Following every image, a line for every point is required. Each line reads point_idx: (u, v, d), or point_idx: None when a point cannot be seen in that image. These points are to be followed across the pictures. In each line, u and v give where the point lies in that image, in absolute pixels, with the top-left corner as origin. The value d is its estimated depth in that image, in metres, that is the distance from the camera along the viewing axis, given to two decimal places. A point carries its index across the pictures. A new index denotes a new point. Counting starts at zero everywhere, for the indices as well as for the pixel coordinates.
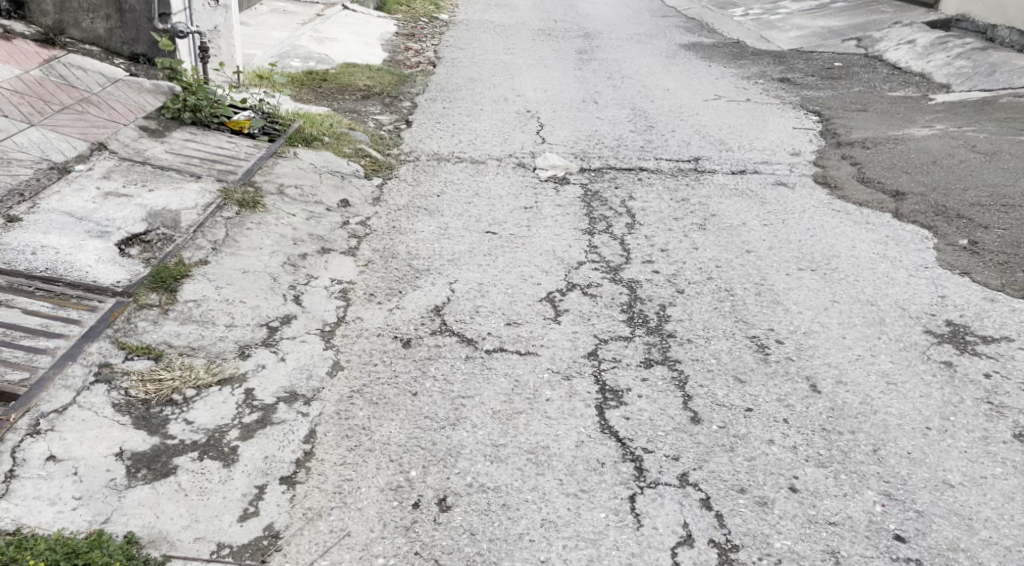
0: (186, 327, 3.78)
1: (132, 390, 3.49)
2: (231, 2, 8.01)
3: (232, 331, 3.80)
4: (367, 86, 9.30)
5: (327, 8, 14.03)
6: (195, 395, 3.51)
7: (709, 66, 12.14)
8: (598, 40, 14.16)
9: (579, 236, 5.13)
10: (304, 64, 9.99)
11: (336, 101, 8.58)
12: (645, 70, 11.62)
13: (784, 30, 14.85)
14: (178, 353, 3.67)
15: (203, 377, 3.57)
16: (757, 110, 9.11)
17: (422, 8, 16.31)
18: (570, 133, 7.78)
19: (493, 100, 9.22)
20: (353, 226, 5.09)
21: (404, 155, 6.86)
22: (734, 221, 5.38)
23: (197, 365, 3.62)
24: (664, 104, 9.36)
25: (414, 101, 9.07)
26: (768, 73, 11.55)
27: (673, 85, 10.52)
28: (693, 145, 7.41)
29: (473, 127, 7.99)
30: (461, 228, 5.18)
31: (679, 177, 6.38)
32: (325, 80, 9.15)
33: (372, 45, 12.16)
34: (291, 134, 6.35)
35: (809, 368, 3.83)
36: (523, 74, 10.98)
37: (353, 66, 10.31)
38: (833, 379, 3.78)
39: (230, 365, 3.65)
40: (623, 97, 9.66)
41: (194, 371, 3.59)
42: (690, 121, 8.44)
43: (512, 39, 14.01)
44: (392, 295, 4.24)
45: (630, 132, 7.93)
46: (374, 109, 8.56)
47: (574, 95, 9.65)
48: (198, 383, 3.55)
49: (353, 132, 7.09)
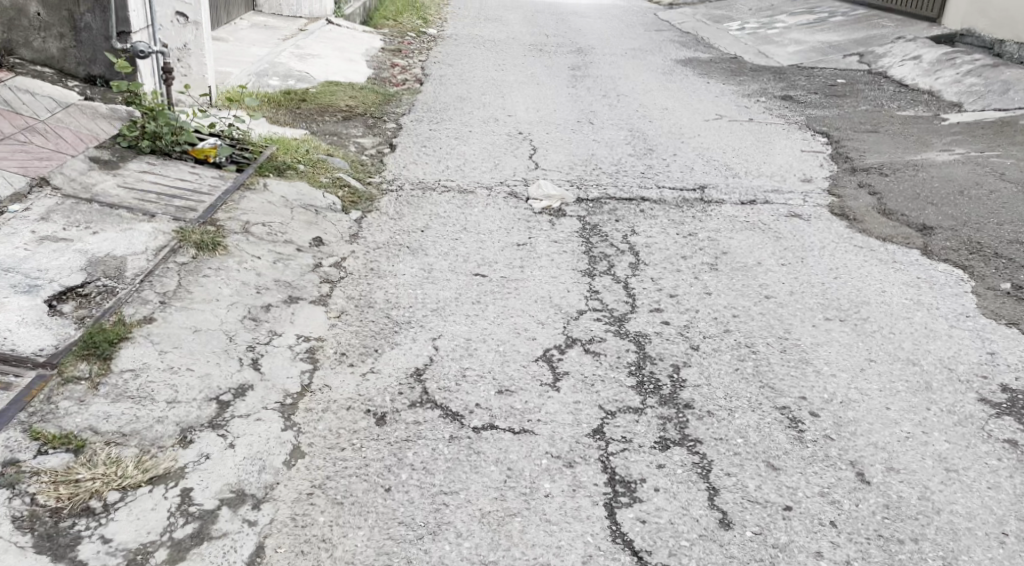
0: (118, 406, 3.26)
1: (42, 496, 2.97)
2: (202, 18, 7.55)
3: (173, 409, 3.29)
4: (349, 107, 8.80)
5: (311, 23, 13.56)
6: (117, 501, 3.00)
7: (708, 82, 11.69)
8: (591, 56, 13.70)
9: (578, 278, 4.63)
10: (284, 82, 9.49)
11: (315, 123, 8.07)
12: (641, 88, 11.17)
13: (783, 44, 14.42)
14: (104, 443, 3.15)
15: (130, 476, 3.06)
16: (762, 131, 8.64)
17: (409, 21, 15.86)
18: (565, 157, 7.29)
19: (483, 120, 8.73)
20: (326, 268, 4.58)
21: (385, 183, 6.35)
22: (747, 259, 4.89)
23: (124, 459, 3.10)
24: (663, 124, 8.89)
25: (398, 122, 8.57)
26: (770, 90, 11.10)
27: (671, 104, 10.06)
28: (696, 171, 6.94)
29: (461, 151, 7.49)
30: (448, 271, 4.67)
31: (683, 208, 5.90)
32: (305, 100, 8.65)
33: (356, 62, 11.68)
34: (262, 163, 5.85)
35: (853, 451, 3.32)
36: (515, 92, 10.50)
37: (335, 84, 9.82)
38: (882, 465, 3.27)
39: (166, 457, 3.14)
40: (620, 117, 9.19)
41: (121, 468, 3.07)
42: (692, 143, 7.97)
43: (502, 54, 13.56)
44: (366, 356, 3.73)
45: (628, 155, 7.45)
46: (356, 131, 8.06)
47: (569, 115, 9.17)
48: (124, 483, 3.04)
49: (331, 158, 6.58)
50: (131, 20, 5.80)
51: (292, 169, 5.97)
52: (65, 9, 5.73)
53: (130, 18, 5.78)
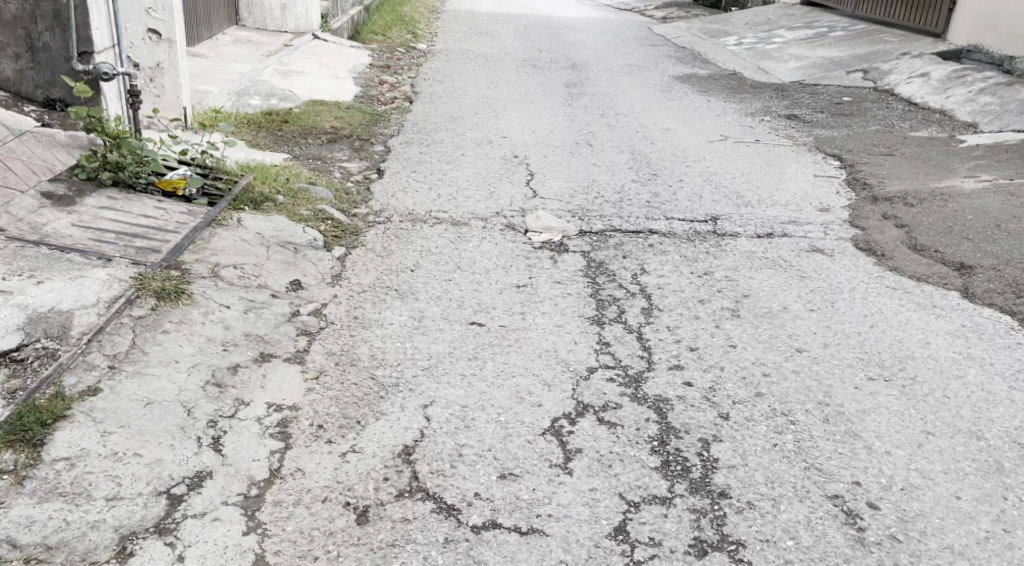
0: (44, 508, 2.83)
1: None
2: (178, 35, 7.14)
3: (112, 510, 2.87)
4: (335, 129, 8.33)
5: (297, 38, 13.13)
6: None
7: (708, 100, 11.27)
8: (586, 72, 13.28)
9: (586, 326, 4.17)
10: (266, 102, 9.04)
11: (298, 147, 7.62)
12: (640, 106, 10.74)
13: (783, 60, 14.02)
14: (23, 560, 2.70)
15: None
16: (770, 153, 8.21)
17: (398, 37, 15.42)
18: (564, 184, 6.84)
19: (476, 142, 8.28)
20: (303, 317, 4.12)
21: (372, 215, 5.89)
22: (771, 302, 4.43)
23: None
24: (665, 146, 8.45)
25: (387, 145, 8.11)
26: (774, 108, 10.68)
27: (673, 123, 9.63)
28: (704, 198, 6.48)
29: (454, 177, 7.03)
30: (441, 320, 4.20)
31: (693, 242, 5.44)
32: (288, 121, 8.18)
33: (343, 79, 11.23)
34: (237, 195, 5.40)
35: (926, 557, 2.87)
36: (509, 111, 10.05)
37: (321, 103, 9.37)
38: None
39: None
40: (620, 138, 8.75)
41: None
42: (697, 167, 7.53)
43: (495, 70, 13.13)
44: (347, 431, 3.29)
45: (631, 181, 7.00)
46: (341, 155, 7.60)
47: (566, 136, 8.72)
48: None
49: (314, 187, 6.12)
50: (94, 39, 5.35)
51: (269, 202, 5.50)
52: (21, 28, 5.34)
53: (92, 38, 5.33)
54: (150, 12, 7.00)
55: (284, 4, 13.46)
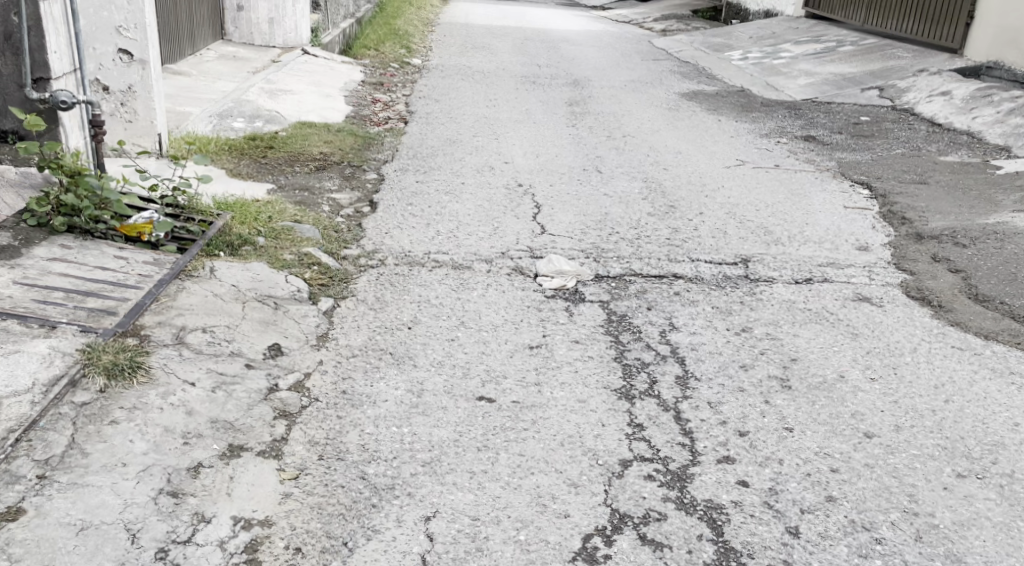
0: None
1: None
2: (150, 55, 6.63)
3: None
4: (324, 155, 7.74)
5: (285, 54, 12.58)
6: None
7: (719, 119, 10.72)
8: (589, 89, 12.73)
9: (612, 401, 3.59)
10: (249, 125, 8.47)
11: (284, 178, 7.03)
12: (647, 127, 10.17)
13: (793, 76, 13.47)
14: None
15: None
16: (792, 179, 7.64)
17: (392, 51, 14.86)
18: (574, 218, 6.28)
19: (476, 169, 7.70)
20: (280, 392, 3.53)
21: (364, 257, 5.31)
22: (825, 368, 3.84)
23: None
24: (679, 171, 7.88)
25: (380, 173, 7.53)
26: (788, 128, 10.12)
27: (685, 146, 9.06)
28: (728, 235, 5.91)
29: (454, 210, 6.46)
30: (442, 394, 3.59)
31: (724, 289, 4.86)
32: (273, 147, 7.59)
33: (334, 98, 10.65)
34: (211, 238, 4.82)
35: None
36: (510, 133, 9.47)
37: (309, 125, 8.80)
38: None
39: None
40: (630, 163, 8.17)
41: None
42: (717, 196, 6.96)
43: (493, 87, 12.56)
44: (330, 558, 2.76)
45: (647, 214, 6.42)
46: (330, 186, 7.02)
47: (573, 161, 8.14)
48: None
49: (298, 226, 5.54)
50: (50, 64, 4.82)
51: (248, 245, 4.93)
52: None
53: (49, 62, 4.80)
54: (120, 31, 6.52)
55: (272, 17, 12.91)
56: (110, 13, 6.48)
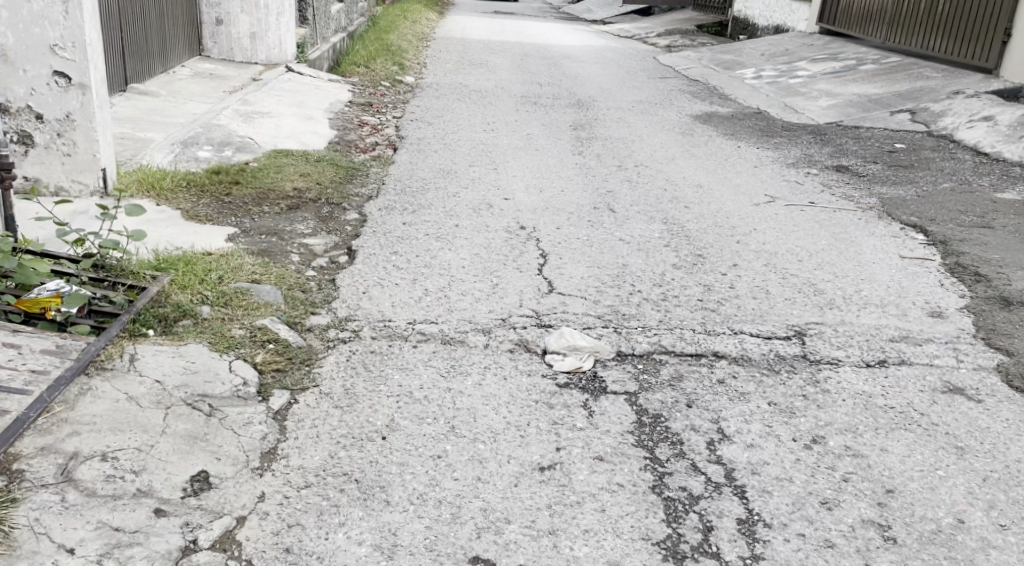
0: None
1: None
2: (91, 79, 5.76)
3: None
4: (299, 191, 6.78)
5: (267, 71, 11.69)
6: None
7: (738, 145, 9.81)
8: (595, 110, 11.84)
9: (654, 563, 2.87)
10: (218, 155, 7.57)
11: (250, 220, 6.09)
12: (661, 154, 9.25)
13: (812, 96, 12.59)
14: None
15: None
16: (833, 219, 6.71)
17: (383, 68, 13.91)
18: (585, 272, 5.35)
19: (473, 207, 6.78)
20: (199, 553, 2.86)
21: (335, 328, 4.36)
22: (935, 508, 3.08)
23: None
24: (703, 209, 6.96)
25: (362, 212, 6.59)
26: (816, 157, 9.21)
27: (706, 177, 8.16)
28: (772, 295, 4.96)
29: (446, 262, 5.53)
30: (421, 554, 2.88)
31: (779, 375, 3.91)
32: (240, 182, 6.63)
33: (317, 121, 9.70)
34: (137, 312, 3.89)
35: None
36: (511, 162, 8.54)
37: (285, 154, 7.88)
38: None
39: None
40: (646, 200, 7.25)
41: None
42: (750, 242, 6.03)
43: (491, 108, 11.63)
44: None
45: (671, 266, 5.47)
46: (303, 229, 6.09)
47: (581, 198, 7.22)
48: None
49: (257, 288, 4.58)
50: None
51: (186, 320, 3.98)
52: None
53: None
54: (56, 50, 5.63)
55: (253, 31, 11.98)
56: (43, 29, 5.58)
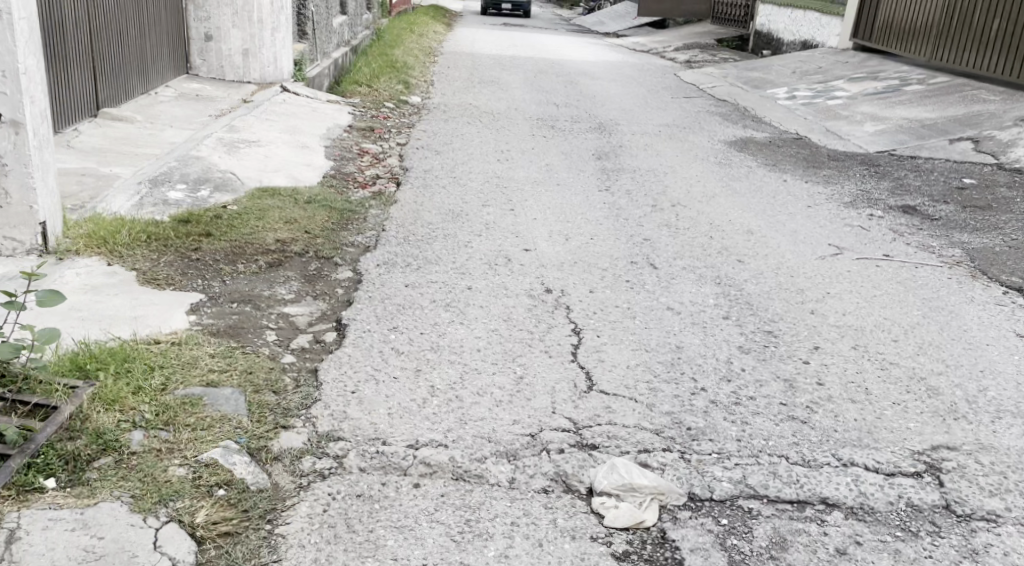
0: None
1: None
2: (25, 116, 4.74)
3: None
4: (282, 243, 5.72)
5: (260, 91, 10.68)
6: None
7: (783, 180, 8.82)
8: (618, 135, 10.83)
9: None
10: (193, 194, 6.55)
11: (222, 282, 5.06)
12: (699, 190, 8.20)
13: (856, 123, 11.64)
14: None
15: None
16: (916, 278, 5.67)
17: (387, 87, 12.86)
18: (631, 358, 4.30)
19: (489, 263, 5.76)
20: None
21: (309, 456, 3.31)
22: None
23: None
24: (760, 264, 5.93)
25: (355, 269, 5.56)
26: (874, 195, 8.20)
27: (754, 220, 7.14)
28: (874, 397, 3.88)
29: (458, 340, 4.50)
30: None
31: (921, 541, 3.00)
32: (211, 234, 5.56)
33: (312, 150, 8.65)
34: (36, 457, 3.01)
35: None
36: (530, 201, 7.48)
37: (272, 193, 6.84)
38: None
39: None
40: (690, 251, 6.23)
41: None
42: (825, 311, 4.99)
43: (505, 133, 10.59)
44: None
45: (737, 350, 4.41)
46: (284, 295, 5.07)
47: (615, 249, 6.20)
48: None
49: (211, 393, 3.55)
50: None
51: (109, 457, 3.09)
52: None
53: None
54: None
55: (246, 48, 10.94)
56: None
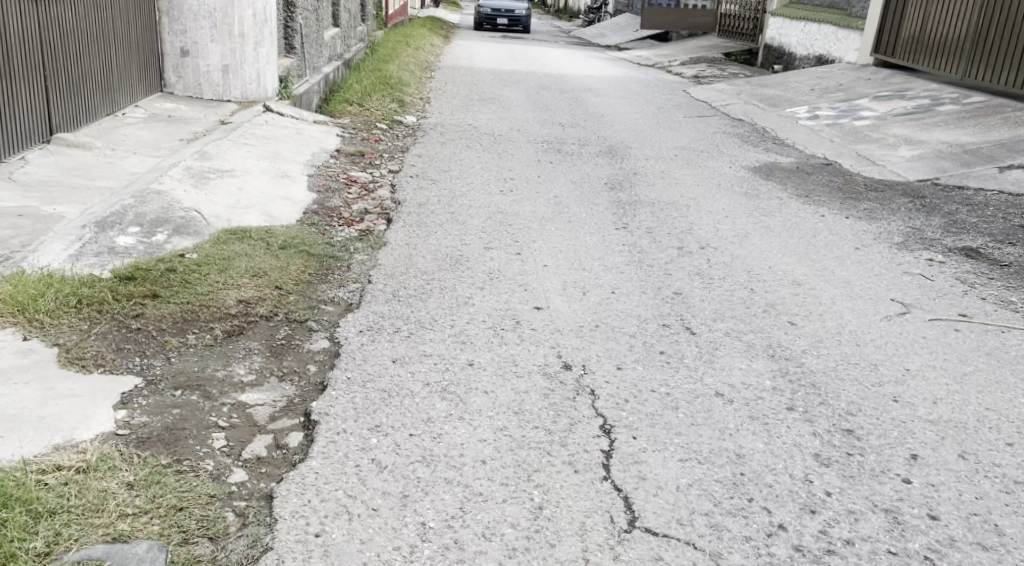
0: None
1: None
2: None
3: None
4: (245, 304, 4.73)
5: (240, 112, 9.72)
6: None
7: (821, 215, 7.94)
8: (631, 160, 9.93)
9: None
10: (147, 240, 5.56)
11: (166, 361, 4.09)
12: (729, 229, 7.26)
13: (890, 146, 10.80)
14: None
15: None
16: (1008, 345, 4.81)
17: (380, 106, 11.91)
18: (682, 473, 3.36)
19: (494, 328, 4.82)
20: None
21: None
22: None
23: None
24: (816, 328, 5.01)
25: (333, 337, 4.57)
26: (926, 234, 7.38)
27: (798, 267, 6.23)
28: (1012, 542, 3.07)
29: (455, 447, 3.50)
30: None
31: None
32: (158, 293, 4.57)
33: (293, 181, 7.64)
34: None
35: None
36: (539, 241, 6.53)
37: (240, 235, 5.86)
38: None
39: None
40: (731, 309, 5.30)
41: None
42: (912, 398, 4.09)
43: (508, 158, 9.64)
44: None
45: (816, 459, 3.47)
46: (242, 376, 4.09)
47: (642, 306, 5.27)
48: None
49: (116, 554, 2.81)
50: None
51: None
52: None
53: None
54: None
55: (226, 64, 9.94)
56: None
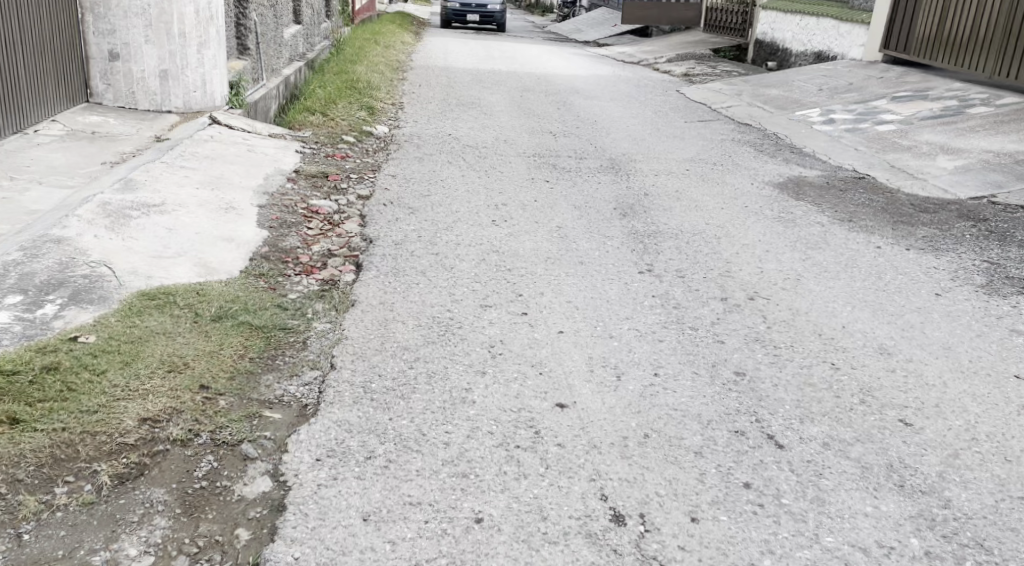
0: None
1: None
2: None
3: None
4: (149, 423, 3.36)
5: (180, 125, 8.23)
6: None
7: (878, 245, 6.65)
8: (638, 177, 8.58)
9: None
10: (30, 314, 4.14)
11: (15, 544, 2.89)
12: (775, 269, 5.93)
13: (928, 154, 9.53)
14: None
15: None
16: None
17: (345, 115, 10.47)
18: None
19: (503, 448, 3.44)
20: None
21: None
22: None
23: None
24: (941, 433, 3.70)
25: (276, 474, 3.22)
26: (1011, 270, 6.11)
27: (879, 327, 4.91)
28: None
29: None
30: None
31: None
32: (19, 416, 3.26)
33: (239, 215, 6.19)
34: None
35: None
36: (548, 295, 5.17)
37: (161, 299, 4.44)
38: None
39: None
40: (818, 400, 3.95)
41: None
42: None
43: (496, 177, 8.25)
44: None
45: None
46: (131, 555, 2.88)
47: (699, 399, 3.90)
48: None
49: None
50: None
51: None
52: None
53: None
54: None
55: (164, 69, 8.45)
56: None
